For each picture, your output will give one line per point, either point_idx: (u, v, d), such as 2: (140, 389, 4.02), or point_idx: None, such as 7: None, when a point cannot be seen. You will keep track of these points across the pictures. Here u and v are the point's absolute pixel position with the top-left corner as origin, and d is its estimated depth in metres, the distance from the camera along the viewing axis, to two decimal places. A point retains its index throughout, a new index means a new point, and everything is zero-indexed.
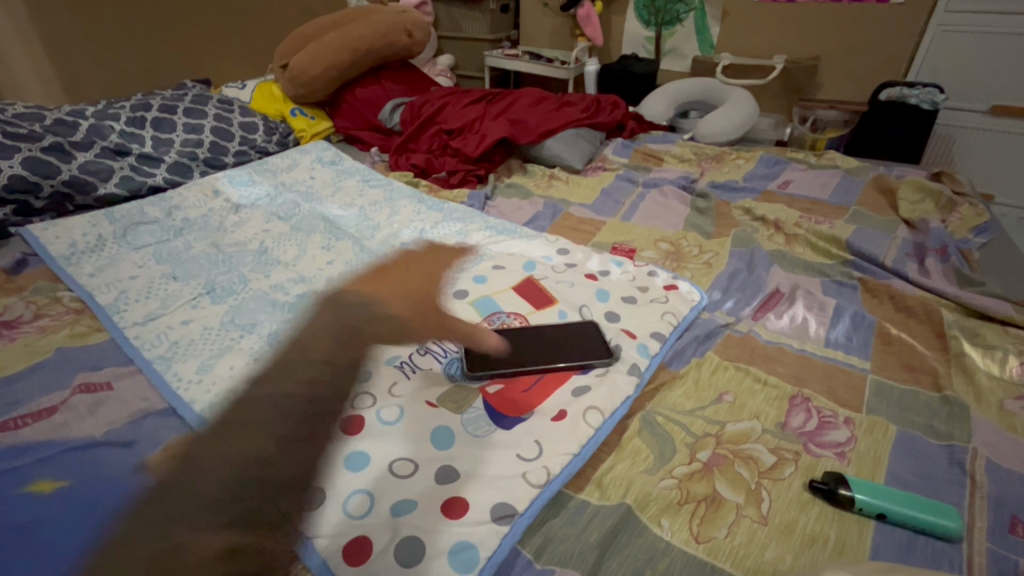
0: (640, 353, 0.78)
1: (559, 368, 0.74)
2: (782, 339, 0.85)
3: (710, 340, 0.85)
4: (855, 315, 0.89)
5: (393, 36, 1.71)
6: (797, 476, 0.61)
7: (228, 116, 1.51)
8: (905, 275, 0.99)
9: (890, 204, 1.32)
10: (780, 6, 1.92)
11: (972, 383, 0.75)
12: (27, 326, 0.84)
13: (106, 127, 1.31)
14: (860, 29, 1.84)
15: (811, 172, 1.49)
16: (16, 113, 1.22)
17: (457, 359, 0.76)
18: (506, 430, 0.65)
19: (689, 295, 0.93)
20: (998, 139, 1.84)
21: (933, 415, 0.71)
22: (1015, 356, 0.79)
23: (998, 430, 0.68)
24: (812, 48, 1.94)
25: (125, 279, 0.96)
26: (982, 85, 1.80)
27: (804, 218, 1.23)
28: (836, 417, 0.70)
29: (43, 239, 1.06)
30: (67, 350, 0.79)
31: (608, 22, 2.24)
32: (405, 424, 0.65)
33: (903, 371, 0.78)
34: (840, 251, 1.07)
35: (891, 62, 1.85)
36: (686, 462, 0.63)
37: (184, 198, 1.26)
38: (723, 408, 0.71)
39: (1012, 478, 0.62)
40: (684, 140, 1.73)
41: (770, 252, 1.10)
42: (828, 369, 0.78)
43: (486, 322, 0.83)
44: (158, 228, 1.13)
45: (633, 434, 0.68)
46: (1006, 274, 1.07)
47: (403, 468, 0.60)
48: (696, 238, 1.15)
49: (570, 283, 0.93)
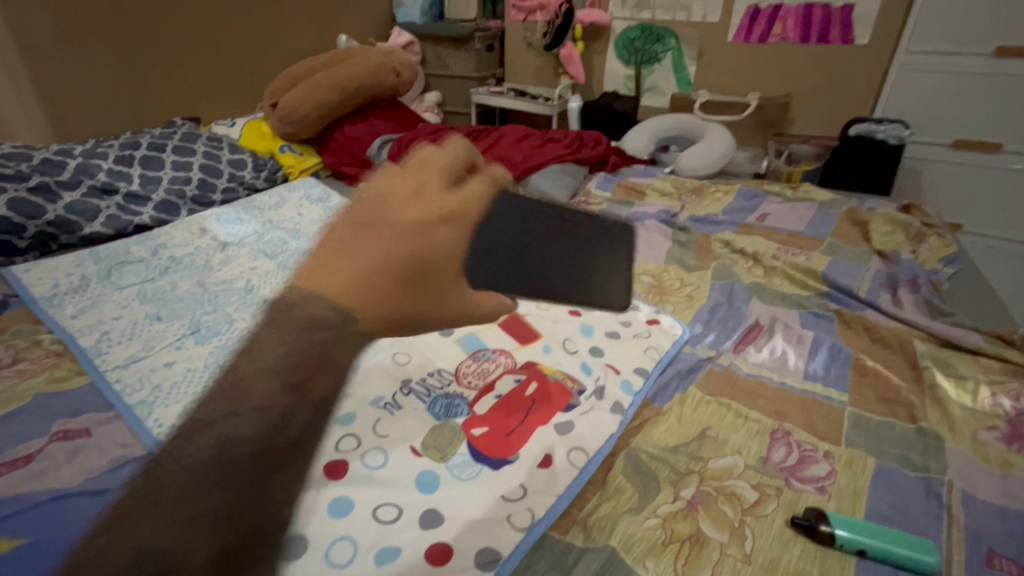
0: (624, 390, 0.80)
1: (540, 393, 0.76)
2: (762, 372, 0.87)
3: (693, 374, 0.86)
4: (832, 347, 0.92)
5: (381, 76, 1.77)
6: (779, 512, 0.62)
7: (216, 154, 1.53)
8: (879, 307, 1.02)
9: (863, 235, 1.36)
10: (752, 47, 2.01)
11: (946, 414, 0.77)
12: (5, 370, 0.83)
13: (94, 165, 1.32)
14: (828, 67, 1.92)
15: (787, 205, 1.54)
16: (4, 153, 1.22)
17: (441, 398, 0.76)
18: (494, 470, 0.66)
19: (671, 329, 0.95)
20: (962, 171, 1.93)
21: (910, 446, 0.72)
22: (986, 386, 0.82)
23: (973, 461, 0.70)
24: (784, 87, 2.02)
25: (109, 320, 0.95)
26: (945, 121, 1.89)
27: (781, 250, 1.27)
28: (815, 451, 0.71)
29: (26, 280, 1.05)
30: (46, 396, 0.78)
31: (590, 61, 2.32)
32: (389, 470, 0.64)
33: (880, 403, 0.80)
34: (816, 283, 1.11)
35: (858, 100, 1.93)
36: (670, 500, 0.64)
37: (170, 237, 1.26)
38: (706, 444, 0.72)
39: (987, 509, 0.63)
40: (665, 174, 1.79)
41: (749, 284, 1.13)
42: (808, 402, 0.80)
43: (471, 358, 0.84)
44: (143, 267, 1.13)
45: (617, 473, 0.68)
46: (975, 304, 1.10)
47: (388, 514, 0.59)
48: (677, 271, 1.18)
49: (554, 318, 0.95)
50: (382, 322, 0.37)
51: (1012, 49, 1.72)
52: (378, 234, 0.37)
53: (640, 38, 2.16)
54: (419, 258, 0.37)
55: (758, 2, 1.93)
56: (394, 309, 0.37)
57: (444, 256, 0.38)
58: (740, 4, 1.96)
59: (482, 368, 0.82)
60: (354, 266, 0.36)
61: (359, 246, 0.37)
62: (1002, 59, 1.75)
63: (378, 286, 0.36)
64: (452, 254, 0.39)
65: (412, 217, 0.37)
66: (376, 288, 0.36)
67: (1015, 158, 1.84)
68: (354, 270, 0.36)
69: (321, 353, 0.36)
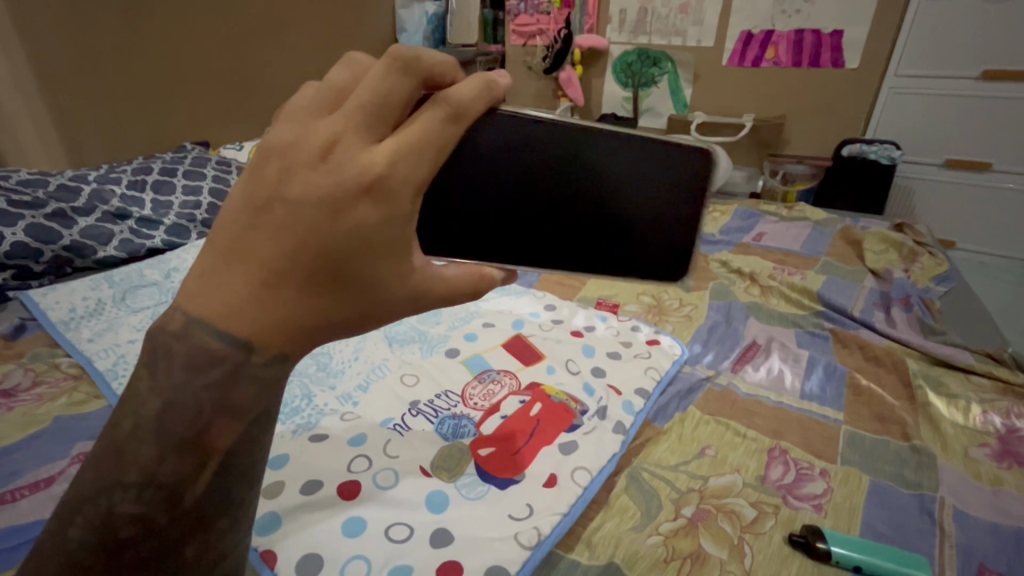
0: (625, 411, 0.82)
1: (546, 414, 0.79)
2: (760, 391, 0.89)
3: (693, 394, 0.89)
4: (827, 366, 0.95)
5: None
6: (777, 529, 0.64)
7: (226, 177, 1.56)
8: (872, 326, 1.05)
9: (857, 254, 1.40)
10: (746, 70, 2.07)
11: (939, 432, 0.80)
12: (25, 394, 0.87)
13: (107, 191, 1.34)
14: (820, 89, 1.97)
15: (783, 225, 1.58)
16: (21, 180, 1.23)
17: (448, 419, 0.79)
18: (500, 490, 0.68)
19: (671, 349, 0.98)
20: (953, 190, 1.97)
21: (903, 464, 0.74)
22: (977, 405, 0.84)
23: (965, 478, 0.72)
24: (778, 108, 2.07)
25: (124, 343, 0.98)
26: (936, 141, 1.93)
27: (777, 270, 1.30)
28: (812, 469, 0.73)
29: (44, 304, 1.08)
30: (65, 418, 0.81)
31: (588, 84, 2.39)
32: (399, 490, 0.67)
33: (874, 421, 0.83)
34: (812, 302, 1.14)
35: (850, 122, 1.98)
36: (671, 518, 0.66)
37: (182, 259, 1.29)
38: (706, 463, 0.74)
39: (978, 525, 0.65)
40: None
41: (746, 304, 1.16)
42: (805, 421, 0.82)
43: (477, 379, 0.87)
44: (156, 291, 1.16)
45: (621, 491, 0.70)
46: (966, 323, 1.13)
47: (399, 533, 0.62)
48: (676, 291, 1.21)
49: (556, 340, 0.97)
50: (279, 331, 0.36)
51: (996, 73, 1.76)
52: (266, 225, 0.34)
53: (637, 61, 2.22)
54: (313, 251, 0.34)
55: (751, 27, 1.99)
56: (290, 315, 0.35)
57: (352, 246, 0.34)
58: (734, 30, 2.02)
59: (487, 390, 0.84)
60: (242, 269, 0.34)
61: (252, 241, 0.34)
62: (989, 82, 1.79)
63: (267, 290, 0.35)
64: (367, 236, 0.35)
65: (306, 202, 0.33)
66: (267, 292, 0.35)
67: (1007, 176, 1.88)
68: (243, 272, 0.34)
69: (217, 402, 0.36)
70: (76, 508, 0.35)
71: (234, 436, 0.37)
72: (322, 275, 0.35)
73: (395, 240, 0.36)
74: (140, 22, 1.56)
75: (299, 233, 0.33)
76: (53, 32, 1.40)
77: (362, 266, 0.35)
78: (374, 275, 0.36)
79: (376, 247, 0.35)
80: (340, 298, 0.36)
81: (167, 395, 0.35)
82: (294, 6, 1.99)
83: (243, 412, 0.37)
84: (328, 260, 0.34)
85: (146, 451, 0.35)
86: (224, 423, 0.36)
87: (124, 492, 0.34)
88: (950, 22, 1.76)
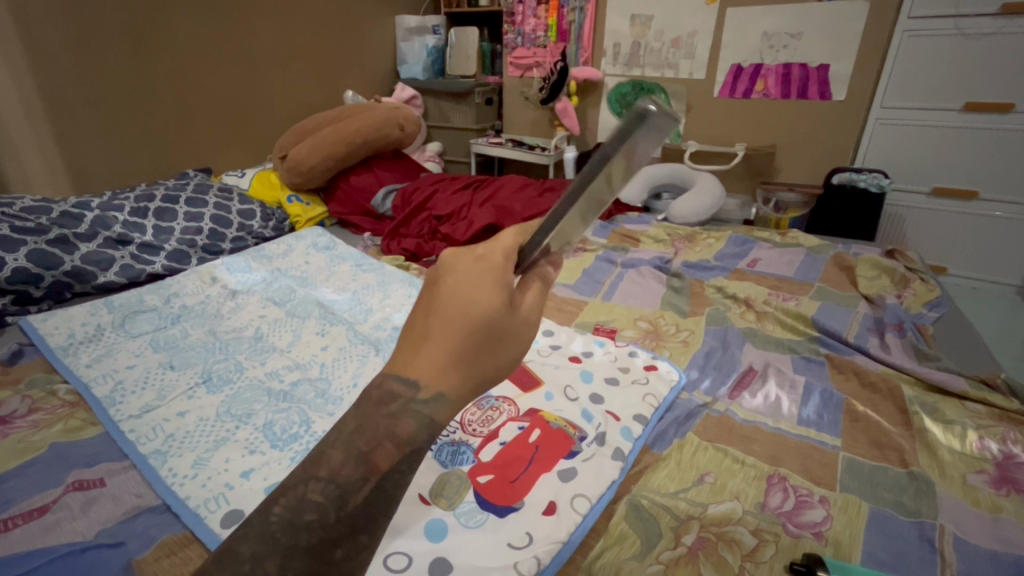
0: (624, 437, 0.82)
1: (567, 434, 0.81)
2: (757, 418, 0.90)
3: (690, 420, 0.89)
4: (824, 392, 0.95)
5: (385, 130, 1.76)
6: (777, 559, 0.63)
7: (227, 204, 1.58)
8: (867, 351, 1.06)
9: (851, 280, 1.41)
10: (737, 101, 2.13)
11: (935, 458, 0.80)
12: (21, 421, 0.86)
13: (110, 218, 1.37)
14: (810, 120, 2.03)
15: (777, 250, 1.60)
16: (25, 207, 1.27)
17: (447, 445, 0.79)
18: (500, 519, 0.68)
19: (668, 374, 0.98)
20: (943, 217, 2.00)
21: (902, 491, 0.75)
22: (974, 431, 0.84)
23: (963, 505, 0.72)
24: (769, 138, 2.12)
25: (122, 369, 0.98)
26: (924, 170, 1.96)
27: (772, 295, 1.31)
28: (811, 496, 0.73)
29: (42, 330, 1.09)
30: (61, 445, 0.80)
31: (584, 113, 2.45)
32: (398, 518, 0.66)
33: (872, 448, 0.83)
34: (807, 328, 1.15)
35: (839, 151, 2.03)
36: (672, 546, 0.65)
37: (182, 285, 1.30)
38: (705, 490, 0.74)
39: (978, 553, 0.65)
40: (659, 220, 1.86)
41: (742, 329, 1.17)
42: (803, 448, 0.83)
43: (476, 405, 0.87)
44: (156, 316, 1.17)
45: (620, 518, 0.70)
46: (958, 349, 1.14)
47: (398, 562, 0.61)
48: (673, 317, 1.22)
49: (555, 365, 0.98)
50: (433, 366, 0.41)
51: (980, 104, 1.80)
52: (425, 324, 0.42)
53: (631, 92, 2.28)
54: (442, 301, 0.42)
55: (741, 61, 2.06)
56: (439, 350, 0.41)
57: (467, 286, 0.42)
58: (724, 64, 2.09)
59: (486, 416, 0.84)
60: (404, 348, 0.43)
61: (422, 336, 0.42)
62: (972, 113, 1.83)
63: (420, 344, 0.42)
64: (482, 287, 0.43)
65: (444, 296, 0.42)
66: (422, 343, 0.42)
67: (995, 205, 1.91)
68: (410, 343, 0.43)
69: (392, 432, 0.39)
70: (268, 504, 0.37)
71: (394, 459, 0.39)
72: (457, 314, 0.41)
73: (502, 276, 0.44)
74: (147, 55, 1.61)
75: (434, 299, 0.43)
76: (61, 64, 1.44)
77: (482, 292, 0.42)
78: (494, 300, 0.42)
79: (486, 281, 0.43)
80: (477, 324, 0.41)
81: (360, 418, 0.40)
82: (298, 40, 2.06)
83: (405, 442, 0.40)
84: (460, 303, 0.42)
85: (336, 456, 0.38)
86: (390, 446, 0.39)
87: (316, 484, 0.38)
88: (933, 57, 1.81)
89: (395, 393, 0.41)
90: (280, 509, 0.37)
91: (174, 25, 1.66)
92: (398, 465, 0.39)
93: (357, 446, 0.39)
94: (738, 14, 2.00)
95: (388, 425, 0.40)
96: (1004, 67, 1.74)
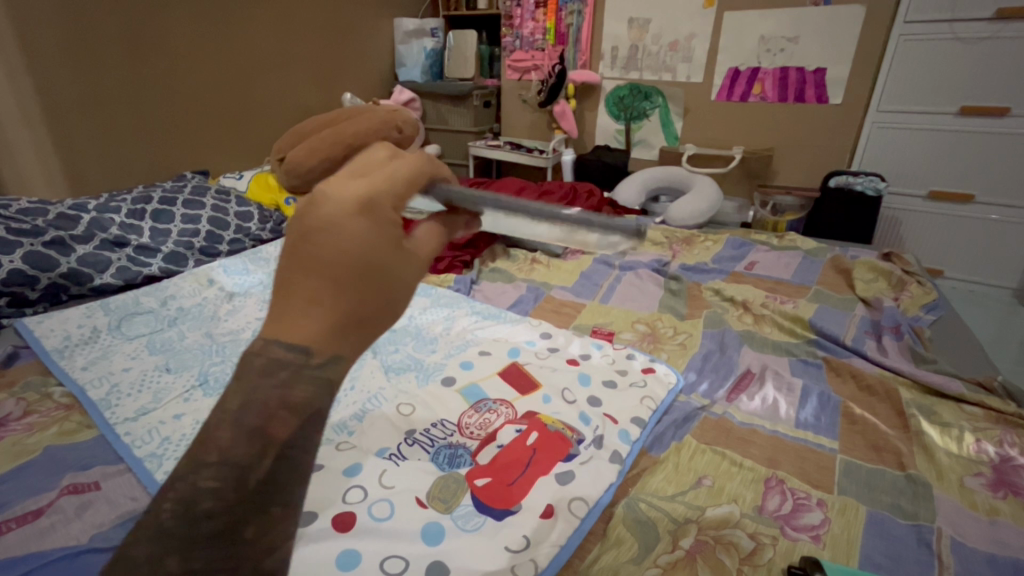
0: (622, 440, 0.82)
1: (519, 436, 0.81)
2: (755, 420, 0.90)
3: (688, 422, 0.89)
4: (821, 395, 0.95)
5: None
6: (775, 562, 0.63)
7: (225, 206, 1.57)
8: (864, 354, 1.06)
9: (847, 283, 1.42)
10: (734, 104, 2.14)
11: (933, 461, 0.80)
12: (15, 424, 0.85)
13: (107, 219, 1.35)
14: (807, 123, 2.04)
15: (773, 253, 1.61)
16: (21, 208, 1.25)
17: (444, 448, 0.78)
18: (496, 522, 0.67)
19: (665, 377, 0.98)
20: (939, 220, 2.01)
21: (900, 493, 0.75)
22: (971, 433, 0.85)
23: (960, 508, 0.72)
24: (766, 141, 2.13)
25: (117, 372, 0.98)
26: (921, 174, 1.97)
27: (770, 298, 1.31)
28: (809, 499, 0.73)
29: (37, 332, 1.08)
30: (56, 449, 0.80)
31: (582, 116, 2.46)
32: (394, 522, 0.66)
33: (869, 450, 0.83)
34: (804, 330, 1.15)
35: (836, 154, 2.04)
36: (670, 549, 0.65)
37: (178, 287, 1.29)
38: (703, 493, 0.74)
39: (975, 555, 0.65)
40: (656, 223, 1.86)
41: (739, 332, 1.17)
42: (800, 450, 0.83)
43: (473, 409, 0.87)
44: (152, 318, 1.16)
45: (618, 522, 0.70)
46: (955, 352, 1.14)
47: (394, 566, 0.61)
48: (670, 319, 1.22)
49: (553, 368, 0.98)
50: (319, 332, 0.35)
51: (975, 108, 1.81)
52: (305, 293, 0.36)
53: (628, 96, 2.30)
54: (316, 250, 0.35)
55: (738, 65, 2.07)
56: (324, 316, 0.35)
57: (351, 244, 0.35)
58: (721, 67, 2.10)
59: (484, 419, 0.84)
60: (280, 309, 0.36)
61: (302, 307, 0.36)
62: (969, 117, 1.84)
63: (301, 311, 0.35)
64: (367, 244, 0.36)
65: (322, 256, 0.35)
66: (302, 302, 0.35)
67: (991, 209, 1.92)
68: (282, 301, 0.36)
69: (283, 397, 0.34)
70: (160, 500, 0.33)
71: None
72: (344, 275, 0.35)
73: (389, 217, 0.38)
74: (144, 57, 1.61)
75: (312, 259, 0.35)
76: (59, 66, 1.44)
77: (366, 251, 0.36)
78: (383, 249, 0.37)
79: (374, 238, 0.36)
80: (369, 286, 0.36)
81: None
82: (296, 42, 2.06)
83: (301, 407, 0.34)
84: (342, 254, 0.35)
85: (223, 436, 0.32)
86: (286, 415, 0.34)
87: (207, 470, 0.32)
88: (930, 62, 1.82)
89: (282, 361, 0.34)
90: (171, 503, 0.32)
91: (174, 28, 1.67)
92: (299, 432, 0.34)
93: (247, 421, 0.33)
94: (736, 18, 2.01)
95: (280, 394, 0.34)
96: (999, 71, 1.75)
